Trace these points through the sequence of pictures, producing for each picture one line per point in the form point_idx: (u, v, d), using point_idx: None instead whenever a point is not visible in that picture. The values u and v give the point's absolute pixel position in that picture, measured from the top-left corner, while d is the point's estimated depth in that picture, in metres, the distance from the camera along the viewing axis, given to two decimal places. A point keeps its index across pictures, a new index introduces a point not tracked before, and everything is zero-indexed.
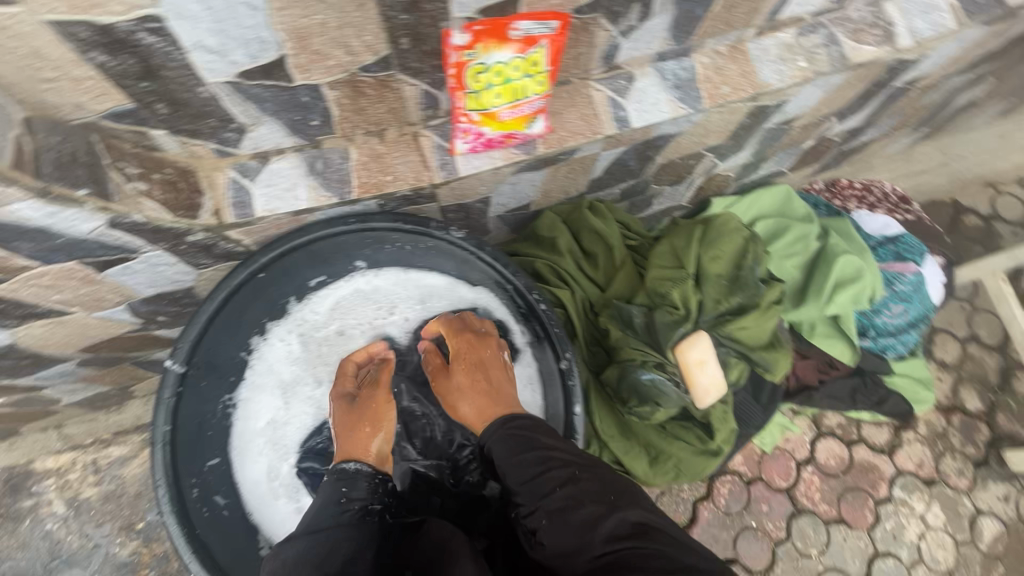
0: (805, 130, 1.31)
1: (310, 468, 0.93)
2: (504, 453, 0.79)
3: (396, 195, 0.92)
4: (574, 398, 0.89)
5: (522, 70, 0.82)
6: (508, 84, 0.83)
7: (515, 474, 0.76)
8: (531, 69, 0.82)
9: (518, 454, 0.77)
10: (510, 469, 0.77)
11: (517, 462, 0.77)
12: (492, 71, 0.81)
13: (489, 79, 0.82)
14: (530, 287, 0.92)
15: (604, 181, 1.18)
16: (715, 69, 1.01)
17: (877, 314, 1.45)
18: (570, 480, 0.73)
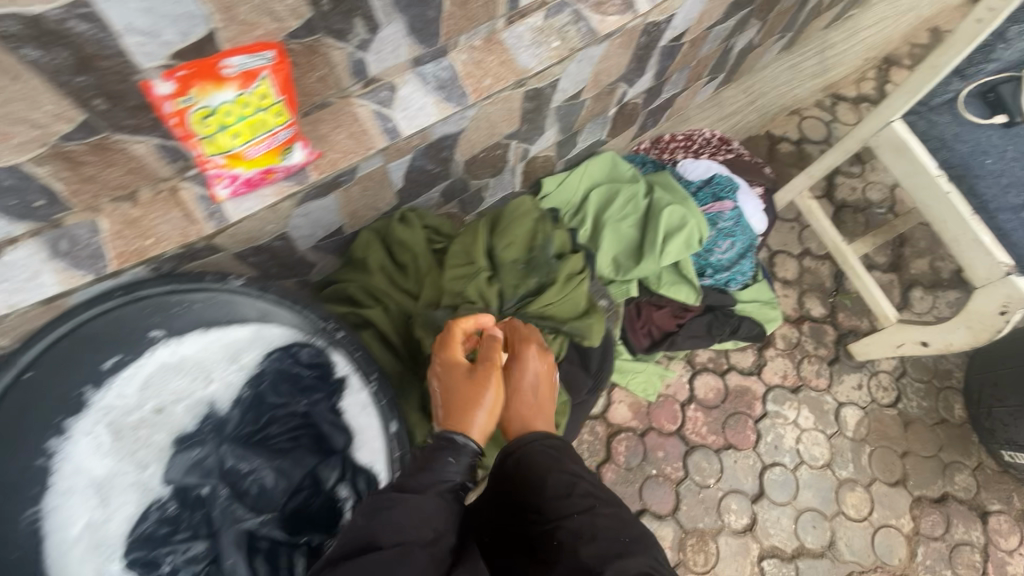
0: (598, 100, 1.39)
1: (139, 559, 0.86)
2: (560, 464, 0.86)
3: (166, 256, 0.87)
4: (388, 415, 0.85)
5: (254, 105, 0.79)
6: (244, 122, 0.79)
7: (568, 495, 0.82)
8: (264, 102, 0.80)
9: (569, 482, 0.84)
10: (562, 486, 0.83)
11: (567, 485, 0.83)
12: (220, 113, 0.77)
13: (221, 121, 0.78)
14: (326, 315, 0.91)
15: (413, 189, 1.19)
16: (475, 63, 1.03)
17: (709, 254, 1.58)
18: (592, 510, 0.79)
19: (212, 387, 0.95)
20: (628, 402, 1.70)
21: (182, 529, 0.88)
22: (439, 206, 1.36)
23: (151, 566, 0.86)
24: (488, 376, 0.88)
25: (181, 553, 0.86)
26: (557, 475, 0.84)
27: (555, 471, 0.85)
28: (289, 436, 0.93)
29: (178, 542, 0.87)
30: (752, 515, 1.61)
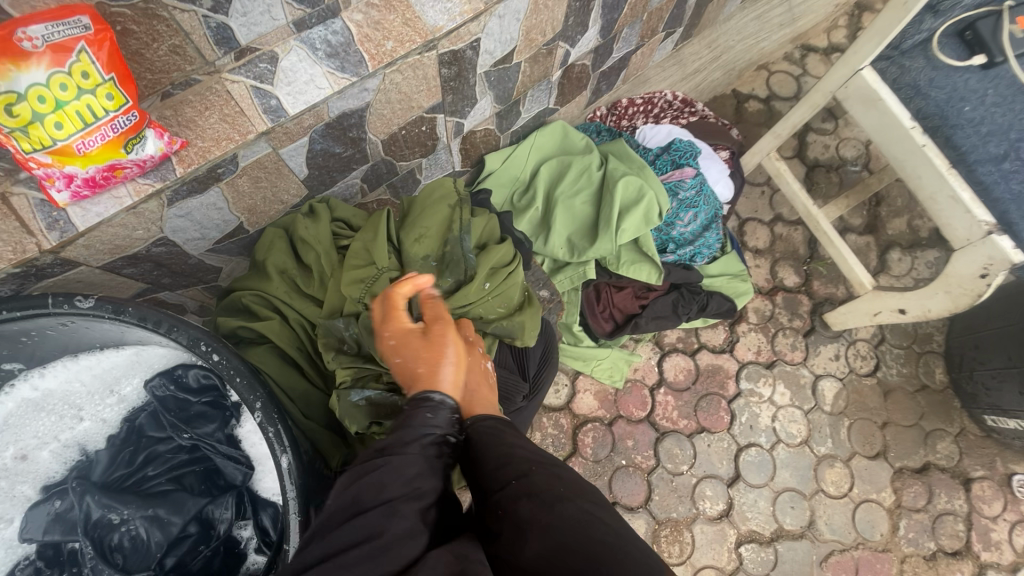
0: (537, 63, 1.23)
1: None
2: (519, 446, 0.68)
3: (3, 276, 0.74)
4: (277, 448, 0.71)
5: (77, 86, 0.64)
6: (66, 108, 0.64)
7: (522, 469, 0.63)
8: (88, 82, 0.64)
9: (524, 460, 0.65)
10: (512, 473, 0.63)
11: (524, 467, 0.64)
12: (30, 97, 0.61)
13: (33, 107, 0.62)
14: (196, 338, 0.74)
15: (324, 177, 1.04)
16: (372, 24, 0.87)
17: (671, 228, 1.44)
18: (549, 479, 0.62)
19: (87, 424, 0.85)
20: (594, 390, 1.60)
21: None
22: (364, 194, 1.21)
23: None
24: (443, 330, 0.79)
25: None
26: (503, 458, 0.66)
27: (501, 450, 0.66)
28: (170, 475, 0.81)
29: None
30: (727, 500, 1.53)
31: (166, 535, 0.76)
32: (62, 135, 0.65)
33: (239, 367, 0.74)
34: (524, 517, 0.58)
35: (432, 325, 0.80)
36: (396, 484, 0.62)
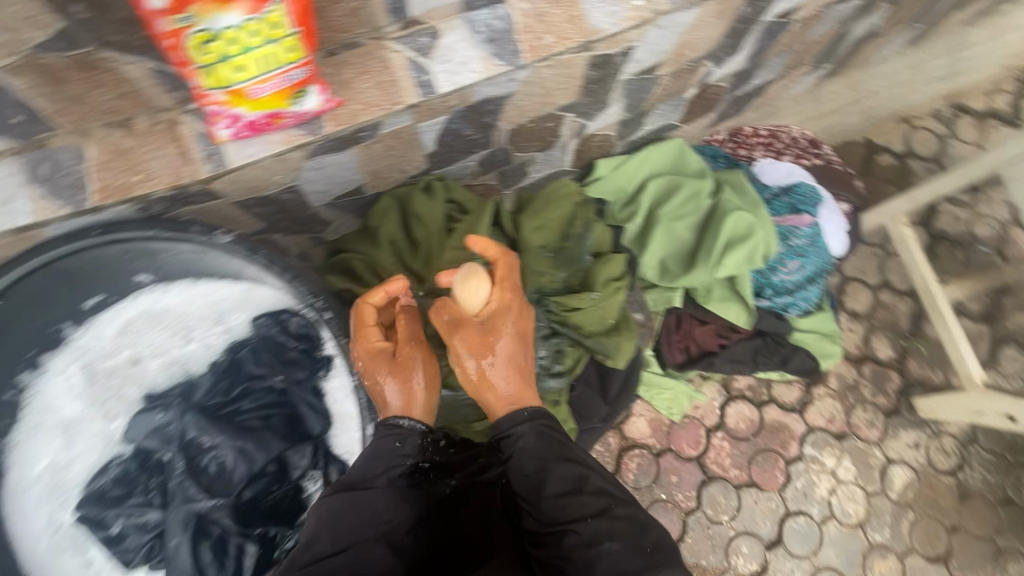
0: (677, 79, 1.18)
1: (88, 514, 0.81)
2: (569, 464, 0.74)
3: (155, 197, 0.77)
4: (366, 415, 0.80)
5: (263, 34, 0.65)
6: (249, 55, 0.66)
7: (574, 495, 0.72)
8: (274, 32, 0.66)
9: (577, 482, 0.73)
10: (580, 502, 0.72)
11: (576, 491, 0.72)
12: (223, 39, 0.64)
13: (223, 49, 0.65)
14: (314, 291, 0.81)
15: (446, 154, 1.05)
16: (536, 15, 0.86)
17: (773, 273, 1.37)
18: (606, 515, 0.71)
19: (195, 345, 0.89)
20: (649, 417, 1.56)
21: (138, 493, 0.82)
22: (475, 175, 1.21)
23: (100, 522, 0.81)
24: (413, 355, 0.78)
25: (134, 516, 0.81)
26: (563, 475, 0.73)
27: (558, 473, 0.73)
28: (260, 413, 0.85)
29: (131, 505, 0.81)
30: (762, 562, 1.47)
31: (249, 467, 0.81)
32: (239, 79, 0.68)
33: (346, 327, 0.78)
34: (587, 541, 0.69)
35: (400, 347, 0.79)
36: (365, 511, 0.71)
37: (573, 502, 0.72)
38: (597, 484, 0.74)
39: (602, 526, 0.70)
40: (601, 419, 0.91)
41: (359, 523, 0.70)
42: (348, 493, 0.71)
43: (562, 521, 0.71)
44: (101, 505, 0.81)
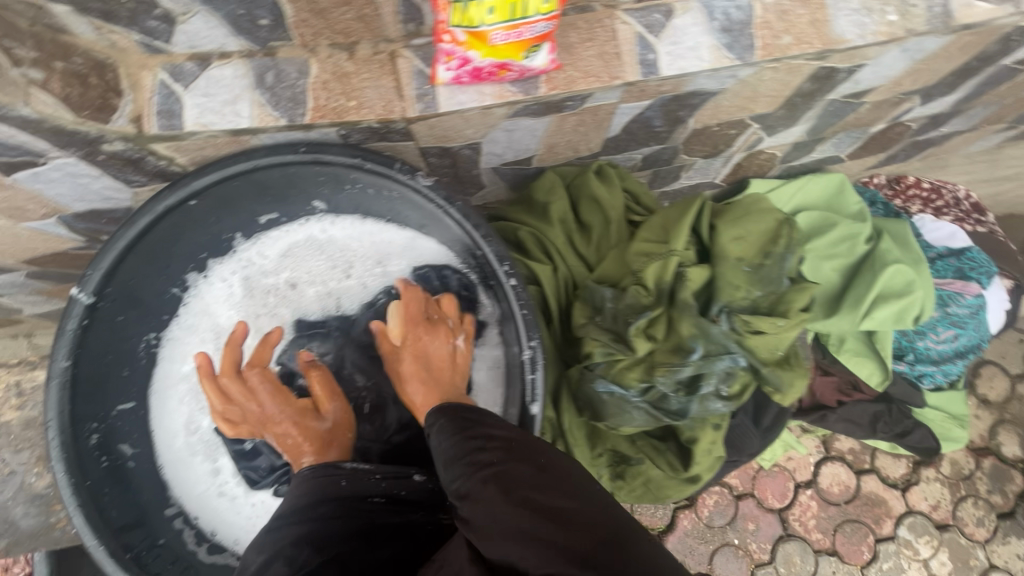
0: (875, 110, 1.09)
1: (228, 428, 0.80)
2: (473, 437, 0.63)
3: (361, 127, 0.76)
4: (534, 395, 0.71)
5: None
6: None
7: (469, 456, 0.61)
8: None
9: (473, 448, 0.62)
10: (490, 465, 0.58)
11: (469, 454, 0.61)
12: None
13: None
14: (502, 255, 0.72)
15: (622, 142, 0.99)
16: (778, 12, 0.80)
17: (920, 337, 1.26)
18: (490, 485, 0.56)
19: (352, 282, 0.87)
20: None
21: None
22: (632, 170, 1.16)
23: (236, 437, 0.80)
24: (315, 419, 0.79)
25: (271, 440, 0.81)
26: (463, 446, 0.62)
27: (455, 445, 0.63)
28: None
29: None
30: None
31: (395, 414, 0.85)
32: (488, 20, 0.64)
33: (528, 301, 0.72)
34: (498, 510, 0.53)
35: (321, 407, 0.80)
36: (322, 514, 0.64)
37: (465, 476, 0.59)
38: (485, 451, 0.60)
39: (484, 493, 0.55)
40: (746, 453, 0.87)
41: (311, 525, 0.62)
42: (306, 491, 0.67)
43: (482, 476, 0.58)
44: (242, 420, 0.81)
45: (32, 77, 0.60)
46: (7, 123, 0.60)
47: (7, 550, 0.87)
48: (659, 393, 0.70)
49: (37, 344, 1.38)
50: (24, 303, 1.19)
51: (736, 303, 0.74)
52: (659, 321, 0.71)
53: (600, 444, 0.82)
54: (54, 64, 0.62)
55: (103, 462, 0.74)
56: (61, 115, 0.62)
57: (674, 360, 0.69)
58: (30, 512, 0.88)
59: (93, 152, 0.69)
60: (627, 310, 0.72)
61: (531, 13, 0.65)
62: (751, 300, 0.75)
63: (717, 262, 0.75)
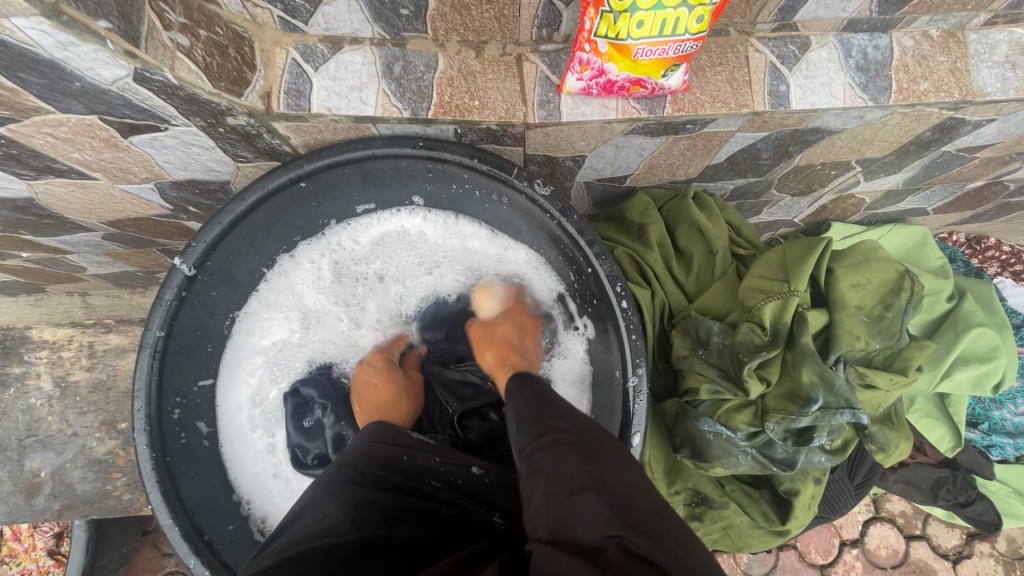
0: (981, 166, 1.06)
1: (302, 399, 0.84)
2: (543, 407, 0.58)
3: (479, 127, 0.74)
4: (634, 426, 0.71)
5: None
6: (658, 12, 0.59)
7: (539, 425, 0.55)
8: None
9: (542, 418, 0.56)
10: (563, 434, 0.52)
11: (537, 424, 0.56)
12: None
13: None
14: (615, 277, 0.73)
15: (721, 171, 0.96)
16: (917, 56, 0.77)
17: (997, 407, 1.23)
18: (562, 454, 0.50)
19: (434, 279, 0.88)
20: None
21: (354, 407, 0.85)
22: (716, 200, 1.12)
23: (302, 412, 0.83)
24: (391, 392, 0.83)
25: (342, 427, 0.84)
26: (527, 417, 0.57)
27: (525, 414, 0.58)
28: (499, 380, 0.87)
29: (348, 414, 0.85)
30: None
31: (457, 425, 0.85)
32: (634, 35, 0.61)
33: (637, 326, 0.73)
34: (568, 477, 0.47)
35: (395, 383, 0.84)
36: (376, 496, 0.57)
37: (532, 446, 0.53)
38: (562, 423, 0.54)
39: (555, 461, 0.49)
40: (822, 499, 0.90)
41: (354, 500, 0.56)
42: (360, 459, 0.62)
43: (553, 444, 0.52)
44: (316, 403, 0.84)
45: (179, 42, 0.59)
46: (146, 85, 0.59)
47: (61, 513, 0.88)
48: (765, 438, 0.71)
49: (90, 305, 1.38)
50: (88, 263, 1.19)
51: (851, 354, 0.74)
52: (773, 363, 0.70)
53: (680, 482, 0.80)
54: (199, 32, 0.61)
55: (182, 439, 0.73)
56: (201, 84, 0.60)
57: (789, 408, 0.69)
58: (88, 477, 0.88)
59: (216, 124, 0.68)
60: (741, 348, 0.71)
61: (680, 31, 0.61)
62: (867, 352, 0.74)
63: (835, 310, 0.74)
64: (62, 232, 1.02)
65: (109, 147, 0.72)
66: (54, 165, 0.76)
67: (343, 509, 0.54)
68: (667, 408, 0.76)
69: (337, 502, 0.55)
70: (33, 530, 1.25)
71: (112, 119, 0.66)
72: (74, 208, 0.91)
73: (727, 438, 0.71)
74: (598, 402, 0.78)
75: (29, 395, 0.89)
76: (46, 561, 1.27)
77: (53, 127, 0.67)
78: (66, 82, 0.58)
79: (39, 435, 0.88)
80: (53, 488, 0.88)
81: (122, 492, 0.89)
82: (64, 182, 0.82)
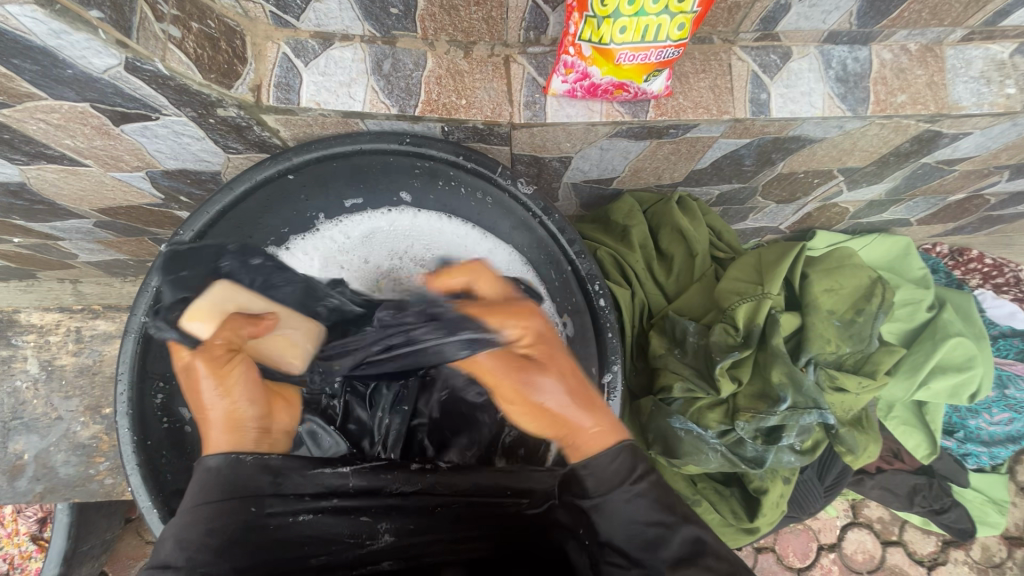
0: (962, 178, 1.08)
1: None
2: (650, 519, 0.54)
3: (466, 125, 0.75)
4: None
5: (664, 3, 0.59)
6: (640, 19, 0.60)
7: (654, 552, 0.52)
8: (675, 4, 0.59)
9: (649, 540, 0.53)
10: (679, 573, 0.50)
11: (647, 548, 0.53)
12: None
13: (618, 6, 0.59)
14: (592, 276, 0.76)
15: (705, 176, 0.98)
16: (895, 69, 0.79)
17: (973, 416, 1.25)
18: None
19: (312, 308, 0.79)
20: None
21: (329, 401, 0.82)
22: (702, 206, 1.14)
23: None
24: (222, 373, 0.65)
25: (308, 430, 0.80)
26: (635, 533, 0.53)
27: (629, 521, 0.54)
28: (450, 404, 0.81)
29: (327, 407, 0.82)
30: None
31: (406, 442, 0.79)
32: (619, 40, 0.63)
33: (614, 324, 0.75)
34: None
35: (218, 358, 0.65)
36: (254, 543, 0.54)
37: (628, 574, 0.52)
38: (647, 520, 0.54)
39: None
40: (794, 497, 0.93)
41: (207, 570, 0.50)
42: (206, 492, 0.55)
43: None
44: None
45: (171, 34, 0.60)
46: (137, 75, 0.60)
47: (43, 495, 0.88)
48: (735, 437, 0.73)
49: (81, 293, 1.39)
50: (80, 250, 1.20)
51: (825, 357, 0.76)
52: (744, 363, 0.72)
53: None
54: (191, 24, 0.62)
55: (165, 424, 0.73)
56: (191, 75, 0.61)
57: (759, 407, 0.71)
58: (71, 461, 0.89)
59: (206, 115, 0.69)
60: (714, 348, 0.72)
61: (661, 38, 0.63)
62: (839, 356, 0.76)
63: (807, 313, 0.76)
64: (54, 219, 1.03)
65: (100, 134, 0.73)
66: (46, 151, 0.77)
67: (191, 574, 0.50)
68: (642, 405, 0.78)
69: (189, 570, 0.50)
70: (16, 514, 1.26)
71: (104, 107, 0.67)
72: (65, 194, 0.92)
73: (695, 434, 0.72)
74: None
75: (15, 377, 0.90)
76: (30, 545, 1.28)
77: (45, 113, 0.68)
78: (59, 69, 0.59)
79: (23, 418, 0.89)
80: (36, 471, 0.88)
81: (104, 476, 0.90)
82: (57, 168, 0.83)
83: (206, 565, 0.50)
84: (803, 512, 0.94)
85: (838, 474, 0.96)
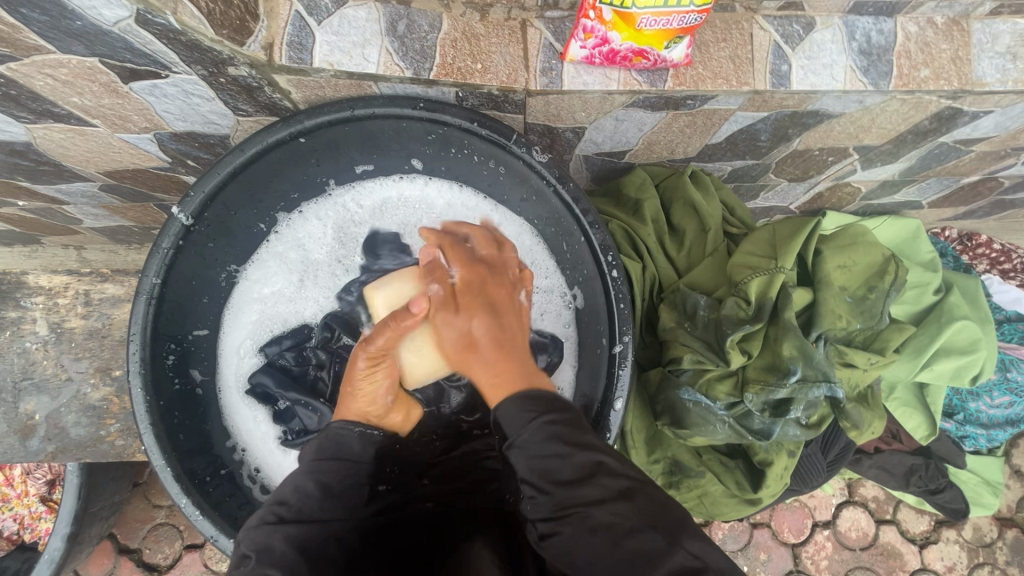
0: (978, 160, 1.07)
1: (261, 384, 0.83)
2: (545, 452, 0.57)
3: (481, 91, 0.74)
4: (618, 390, 0.72)
5: None
6: None
7: (551, 476, 0.56)
8: None
9: (549, 465, 0.56)
10: (576, 492, 0.55)
11: (546, 470, 0.56)
12: None
13: None
14: (606, 247, 0.73)
15: (719, 151, 0.96)
16: (920, 42, 0.77)
17: (974, 399, 1.26)
18: (580, 523, 0.53)
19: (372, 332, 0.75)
20: None
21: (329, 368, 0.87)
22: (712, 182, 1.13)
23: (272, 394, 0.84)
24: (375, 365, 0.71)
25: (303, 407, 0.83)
26: (536, 462, 0.57)
27: (529, 455, 0.57)
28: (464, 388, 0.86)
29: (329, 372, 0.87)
30: None
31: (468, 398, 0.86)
32: (641, 3, 0.61)
33: (626, 296, 0.74)
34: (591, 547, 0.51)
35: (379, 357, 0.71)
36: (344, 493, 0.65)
37: (544, 500, 0.56)
38: (569, 474, 0.56)
39: (574, 526, 0.54)
40: (796, 476, 0.95)
41: (313, 512, 0.61)
42: (322, 447, 0.66)
43: (569, 505, 0.55)
44: (274, 380, 0.84)
45: None
46: (148, 29, 0.59)
47: (54, 455, 0.89)
48: (743, 409, 0.74)
49: (86, 259, 1.39)
50: (85, 216, 1.19)
51: (836, 332, 0.76)
52: (755, 336, 0.72)
53: (659, 451, 0.84)
54: None
55: (178, 385, 0.76)
56: (203, 30, 0.60)
57: (769, 379, 0.71)
58: (82, 422, 0.90)
59: (217, 74, 0.68)
60: (725, 321, 0.73)
61: (684, 2, 0.61)
62: (849, 332, 0.77)
63: (819, 288, 0.77)
64: (59, 181, 1.02)
65: (109, 92, 0.72)
66: (53, 109, 0.76)
67: (301, 513, 0.60)
68: (651, 376, 0.80)
69: (298, 508, 0.60)
70: (25, 475, 1.28)
71: (114, 63, 0.66)
72: (71, 155, 0.91)
73: (706, 406, 0.74)
74: (582, 361, 0.82)
75: (24, 338, 0.90)
76: (39, 507, 1.30)
77: (53, 68, 0.66)
78: (68, 21, 0.58)
79: (34, 378, 0.89)
80: (47, 431, 0.89)
81: (115, 438, 0.90)
82: (63, 127, 0.82)
83: (312, 510, 0.61)
84: (804, 487, 0.97)
85: (840, 450, 0.98)
